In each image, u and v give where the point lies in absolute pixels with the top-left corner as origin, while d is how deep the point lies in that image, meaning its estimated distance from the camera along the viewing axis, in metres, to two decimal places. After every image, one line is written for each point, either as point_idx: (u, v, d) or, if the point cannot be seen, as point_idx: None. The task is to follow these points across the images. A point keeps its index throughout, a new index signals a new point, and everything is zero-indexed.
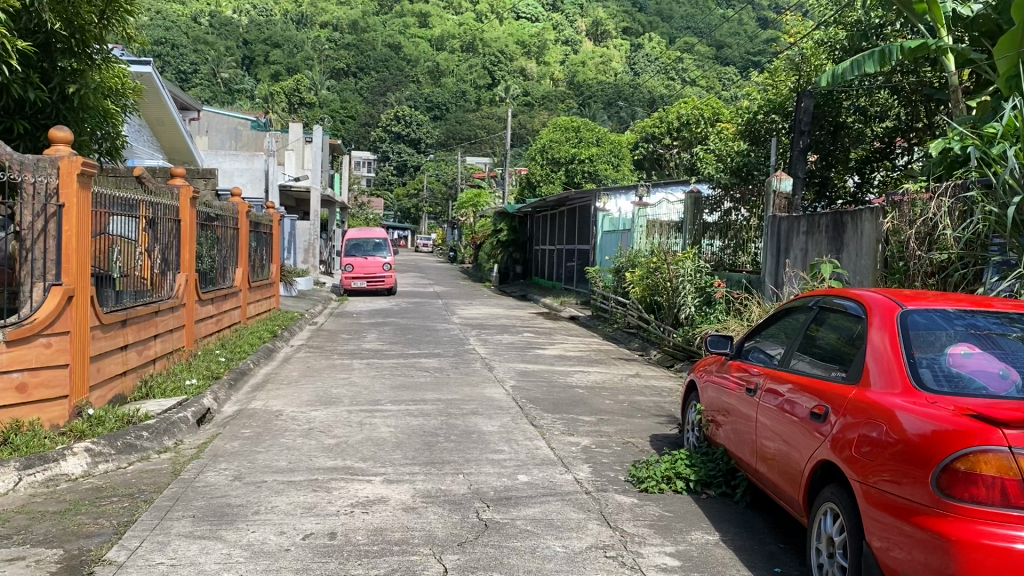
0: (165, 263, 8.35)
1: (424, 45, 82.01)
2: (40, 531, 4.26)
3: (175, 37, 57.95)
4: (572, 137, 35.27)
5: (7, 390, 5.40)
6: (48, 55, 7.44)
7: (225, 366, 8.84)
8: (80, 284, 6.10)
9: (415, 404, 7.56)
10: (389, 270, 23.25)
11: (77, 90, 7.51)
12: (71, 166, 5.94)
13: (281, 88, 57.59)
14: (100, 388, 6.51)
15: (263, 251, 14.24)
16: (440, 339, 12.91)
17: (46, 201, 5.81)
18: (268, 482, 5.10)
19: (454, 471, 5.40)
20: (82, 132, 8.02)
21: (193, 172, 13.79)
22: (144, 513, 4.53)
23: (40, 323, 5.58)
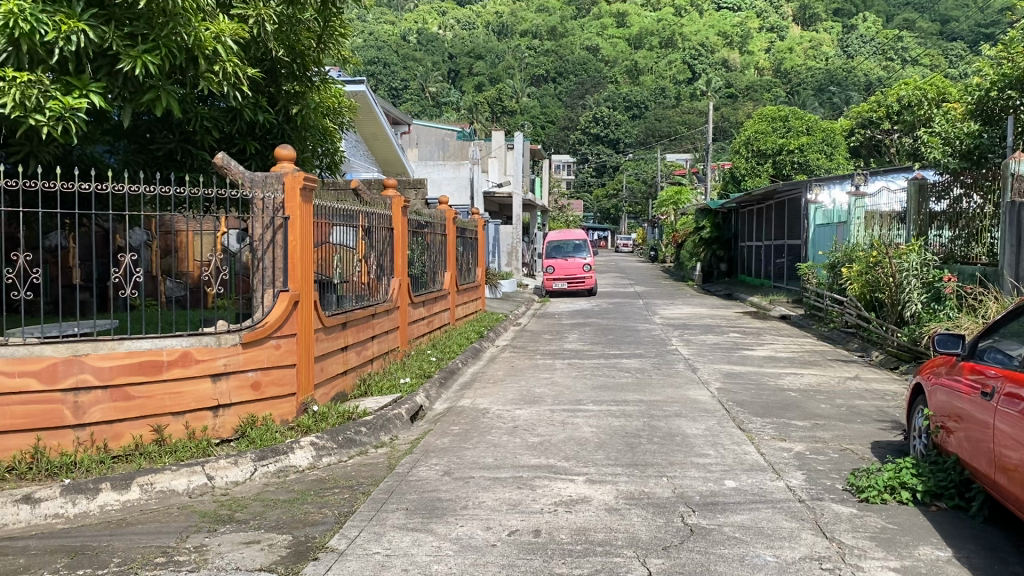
0: (380, 268, 8.84)
1: (622, 44, 81.97)
2: (273, 517, 4.63)
3: (387, 57, 61.52)
4: (780, 127, 33.91)
5: (244, 387, 5.97)
6: (274, 80, 8.10)
7: (435, 366, 9.26)
8: (305, 290, 6.58)
9: (618, 405, 7.52)
10: (589, 271, 23.37)
11: (299, 110, 8.16)
12: (295, 181, 6.44)
13: (483, 98, 59.80)
14: (324, 387, 6.99)
15: (469, 255, 14.77)
16: (642, 339, 12.78)
17: (273, 215, 6.35)
18: (476, 478, 5.26)
19: (658, 474, 5.31)
20: (304, 149, 8.69)
21: (403, 183, 14.53)
22: (362, 504, 4.81)
23: (271, 325, 6.11)
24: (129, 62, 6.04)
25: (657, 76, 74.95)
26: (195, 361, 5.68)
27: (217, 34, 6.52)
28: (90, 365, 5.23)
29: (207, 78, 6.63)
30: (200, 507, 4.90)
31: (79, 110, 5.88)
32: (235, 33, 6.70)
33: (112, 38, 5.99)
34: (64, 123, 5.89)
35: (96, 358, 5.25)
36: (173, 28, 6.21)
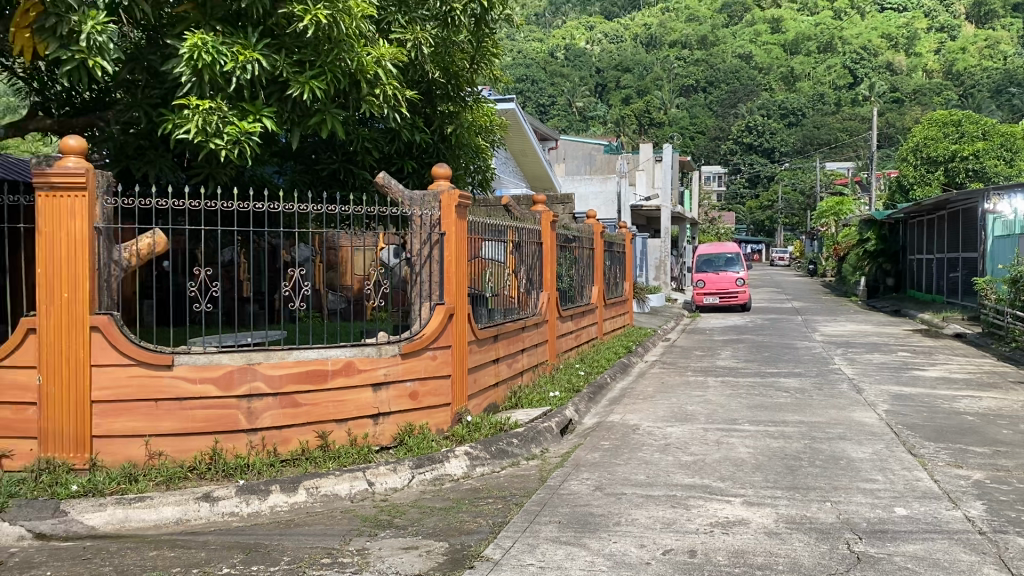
0: (530, 282, 8.94)
1: (777, 51, 79.53)
2: (430, 524, 4.77)
3: (535, 74, 62.41)
4: (952, 132, 31.83)
5: (402, 396, 6.19)
6: (431, 101, 8.40)
7: (585, 381, 9.25)
8: (460, 303, 6.75)
9: (776, 426, 7.27)
10: (742, 286, 22.66)
11: (453, 130, 8.42)
12: (451, 198, 6.60)
13: (631, 110, 60.05)
14: (476, 398, 7.14)
15: (617, 270, 14.72)
16: (800, 357, 12.28)
17: (430, 231, 6.56)
18: (628, 494, 5.21)
19: (821, 498, 5.09)
20: (458, 166, 8.94)
21: (552, 198, 14.67)
22: (516, 515, 4.87)
23: (428, 337, 6.31)
24: (298, 87, 6.42)
25: (814, 82, 72.33)
26: (357, 371, 5.94)
27: (377, 59, 6.83)
28: (262, 373, 5.60)
29: (369, 101, 6.95)
30: (362, 511, 5.10)
31: (253, 134, 6.30)
32: (394, 58, 6.99)
33: (282, 67, 6.39)
34: (240, 147, 6.31)
35: (268, 366, 5.61)
36: (338, 54, 6.55)
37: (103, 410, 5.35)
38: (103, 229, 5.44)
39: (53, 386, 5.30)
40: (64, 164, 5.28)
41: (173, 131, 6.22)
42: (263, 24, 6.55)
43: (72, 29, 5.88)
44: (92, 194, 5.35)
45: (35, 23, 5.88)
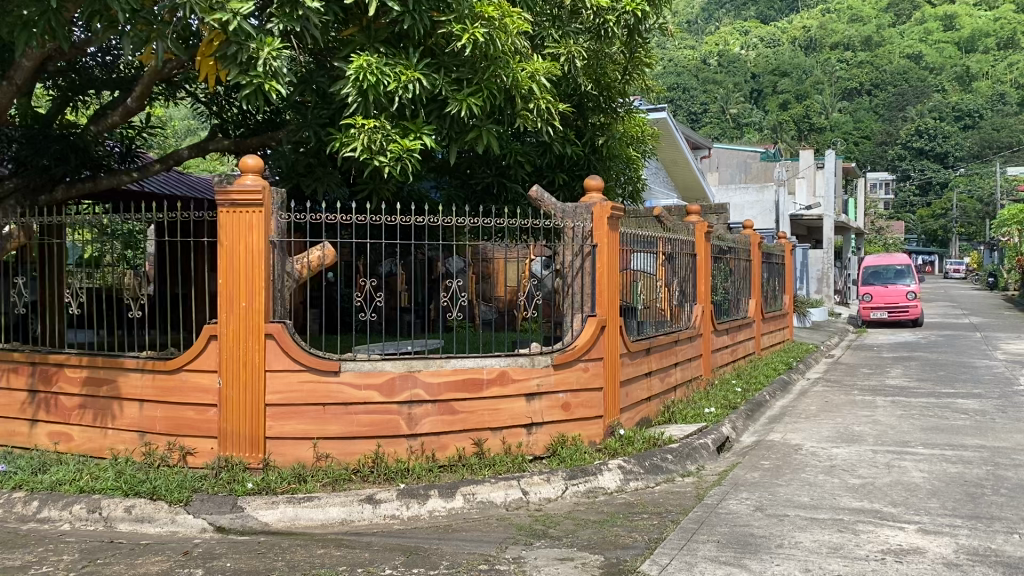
0: (683, 295, 8.77)
1: (950, 49, 74.73)
2: (585, 537, 4.77)
3: (688, 82, 61.56)
4: None
5: (555, 407, 6.23)
6: (582, 114, 8.45)
7: (742, 397, 8.97)
8: (612, 315, 6.71)
9: (953, 450, 6.80)
10: (914, 300, 21.40)
11: (604, 141, 8.43)
12: (603, 210, 6.57)
13: (789, 116, 58.14)
14: (629, 412, 7.08)
15: (775, 282, 14.23)
16: (981, 377, 11.42)
17: (582, 243, 6.58)
18: (791, 516, 5.02)
19: (1007, 530, 4.72)
20: (609, 178, 8.93)
21: (707, 209, 14.38)
22: (672, 532, 4.79)
23: (580, 349, 6.32)
24: (456, 105, 6.60)
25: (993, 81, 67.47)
26: (512, 381, 6.03)
27: (531, 74, 6.92)
28: (421, 381, 5.78)
29: (523, 116, 7.05)
30: (517, 520, 5.17)
31: (414, 151, 6.53)
32: (548, 72, 7.06)
33: (441, 85, 6.60)
34: (402, 163, 6.55)
35: (427, 374, 5.79)
36: (494, 71, 6.68)
37: (276, 413, 5.69)
38: (278, 243, 5.79)
39: (232, 389, 5.68)
40: (243, 182, 5.66)
41: (340, 150, 6.53)
42: (423, 44, 6.79)
43: (251, 56, 6.30)
44: (268, 210, 5.70)
45: (219, 52, 6.34)
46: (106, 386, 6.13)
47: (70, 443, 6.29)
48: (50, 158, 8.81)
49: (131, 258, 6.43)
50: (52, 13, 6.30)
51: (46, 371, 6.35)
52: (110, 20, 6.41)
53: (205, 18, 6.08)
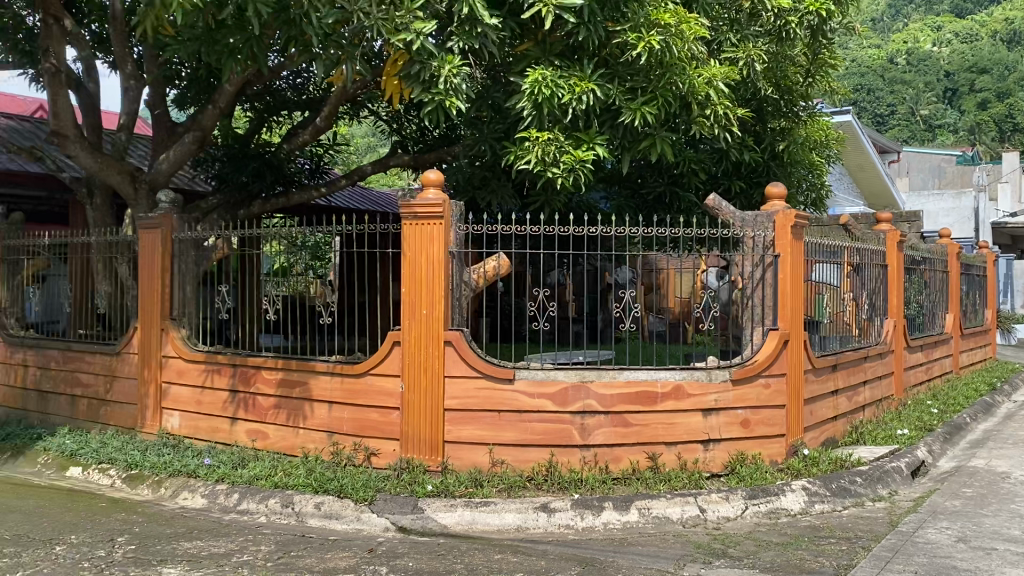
0: (872, 309, 8.27)
1: None
2: (768, 558, 4.59)
3: (872, 82, 58.39)
4: None
5: (733, 424, 6.03)
6: (762, 118, 8.19)
7: (938, 419, 8.36)
8: (796, 329, 6.41)
9: None
10: None
11: (785, 146, 8.15)
12: (787, 218, 6.27)
13: (986, 115, 53.87)
14: (813, 431, 6.76)
15: (975, 295, 13.17)
16: None
17: (763, 253, 6.33)
18: (1000, 551, 4.61)
19: None
20: (791, 185, 8.61)
21: (897, 217, 13.54)
22: (863, 559, 4.53)
23: (761, 363, 6.09)
24: (630, 114, 6.53)
25: None
26: (688, 395, 5.89)
27: (708, 80, 6.74)
28: (595, 392, 5.76)
29: (699, 123, 6.88)
30: (694, 537, 5.06)
31: (588, 161, 6.51)
32: (726, 77, 6.85)
33: (615, 95, 6.55)
34: (575, 174, 6.55)
35: (600, 385, 5.76)
36: (670, 79, 6.56)
37: (453, 418, 5.85)
38: (456, 253, 5.95)
39: (413, 394, 5.90)
40: (425, 196, 5.88)
41: (515, 162, 6.62)
42: (598, 55, 6.81)
43: (432, 74, 6.53)
44: (447, 222, 5.88)
45: (403, 71, 6.64)
46: (298, 388, 6.52)
47: (266, 441, 6.73)
48: (248, 175, 9.40)
49: (317, 268, 6.79)
50: (254, 41, 6.81)
51: (245, 372, 6.82)
52: (305, 44, 6.83)
53: (391, 39, 6.39)
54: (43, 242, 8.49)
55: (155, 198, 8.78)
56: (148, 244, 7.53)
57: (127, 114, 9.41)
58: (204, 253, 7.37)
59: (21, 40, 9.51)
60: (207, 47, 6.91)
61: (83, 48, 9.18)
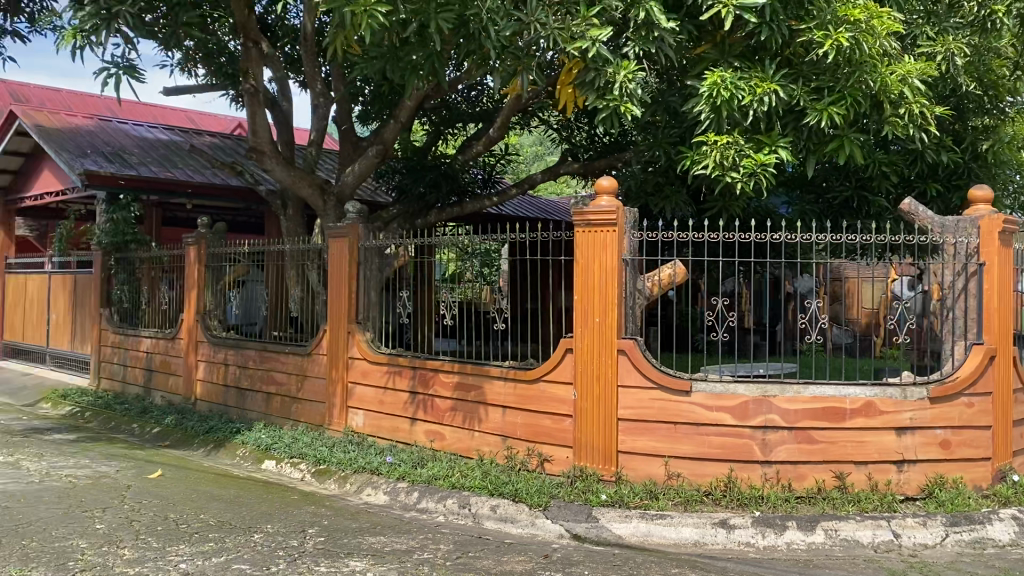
0: None
1: None
2: None
3: None
4: None
5: (930, 445, 5.61)
6: (961, 116, 7.64)
7: None
8: (1004, 345, 5.86)
9: None
10: None
11: (989, 145, 7.57)
12: (993, 223, 5.79)
13: None
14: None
15: None
16: None
17: (966, 260, 5.87)
18: None
19: None
20: (996, 187, 7.98)
21: None
22: None
23: (964, 379, 5.64)
24: (816, 115, 6.21)
25: None
26: (880, 412, 5.54)
27: (903, 76, 6.30)
28: (778, 407, 5.53)
29: (893, 122, 6.43)
30: (888, 564, 4.82)
31: (769, 165, 6.23)
32: (923, 73, 6.41)
33: (799, 95, 6.28)
34: (756, 178, 6.28)
35: (784, 400, 5.53)
36: (859, 77, 6.19)
37: (628, 428, 5.78)
38: (630, 261, 5.88)
39: (586, 402, 5.89)
40: (598, 203, 5.85)
41: (691, 168, 6.45)
42: (780, 55, 6.59)
43: (608, 81, 6.47)
44: (621, 229, 5.82)
45: (578, 79, 6.63)
46: (473, 392, 6.67)
47: (443, 441, 6.92)
48: (425, 186, 9.70)
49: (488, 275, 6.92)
50: (435, 56, 7.00)
51: (425, 375, 7.06)
52: (484, 56, 6.97)
53: (566, 46, 6.40)
54: (242, 250, 9.16)
55: (341, 209, 9.26)
56: (337, 251, 7.96)
57: (317, 130, 9.88)
58: (387, 261, 7.70)
59: (224, 63, 10.28)
60: (391, 65, 7.17)
61: (278, 69, 9.80)
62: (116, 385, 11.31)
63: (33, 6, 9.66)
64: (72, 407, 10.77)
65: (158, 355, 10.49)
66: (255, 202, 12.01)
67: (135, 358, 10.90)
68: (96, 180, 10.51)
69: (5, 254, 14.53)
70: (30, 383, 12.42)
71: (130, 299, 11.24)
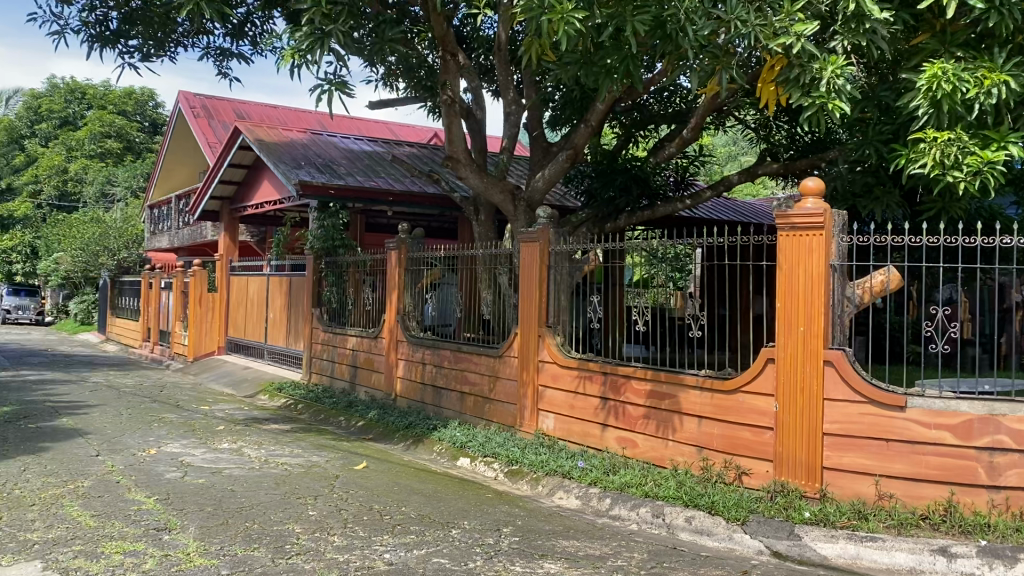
0: None
1: None
2: None
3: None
4: None
5: None
6: None
7: None
8: None
9: None
10: None
11: None
12: None
13: None
14: None
15: None
16: None
17: None
18: None
19: None
20: None
21: None
22: None
23: None
24: None
25: None
26: None
27: None
28: (1007, 427, 5.03)
29: None
30: None
31: (998, 163, 5.68)
32: None
33: None
34: (982, 178, 5.74)
35: (1014, 420, 5.02)
36: None
37: (834, 443, 5.47)
38: (838, 266, 5.58)
39: (788, 415, 5.64)
40: (803, 206, 5.60)
41: (907, 167, 6.02)
42: (1012, 41, 6.03)
43: (814, 77, 6.19)
44: (829, 233, 5.54)
45: (781, 77, 6.38)
46: (667, 400, 6.57)
47: (635, 449, 6.85)
48: (615, 190, 9.62)
49: (678, 280, 6.74)
50: (630, 59, 6.86)
51: (616, 381, 7.03)
52: (681, 57, 6.85)
53: (768, 43, 6.17)
54: (439, 255, 9.52)
55: (532, 214, 9.39)
56: (528, 256, 8.08)
57: (509, 137, 10.04)
58: (577, 265, 7.67)
59: (423, 76, 10.74)
60: (585, 70, 7.17)
61: (473, 79, 10.09)
62: (324, 379, 12.08)
63: (255, 30, 10.49)
64: (287, 399, 11.62)
65: (362, 352, 11.11)
66: (451, 208, 12.45)
67: (342, 355, 11.60)
68: (308, 189, 11.29)
69: (230, 257, 15.93)
70: (250, 376, 13.52)
71: (337, 300, 11.97)
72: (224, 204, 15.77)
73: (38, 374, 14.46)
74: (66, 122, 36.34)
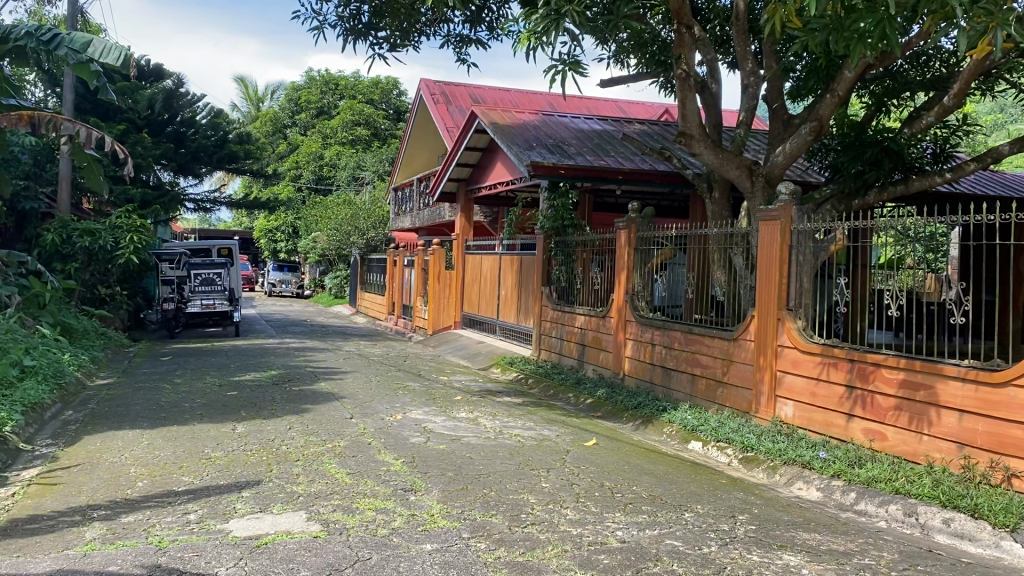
0: None
1: None
2: None
3: None
4: None
5: None
6: None
7: None
8: None
9: None
10: None
11: None
12: None
13: None
14: None
15: None
16: None
17: None
18: None
19: None
20: None
21: None
22: None
23: None
24: None
25: None
26: None
27: None
28: None
29: None
30: None
31: None
32: None
33: None
34: None
35: None
36: None
37: None
38: None
39: None
40: None
41: None
42: None
43: None
44: None
45: None
46: (922, 391, 6.06)
47: (885, 442, 6.39)
48: (864, 164, 8.90)
49: (933, 261, 6.20)
50: (886, 21, 6.17)
51: (864, 369, 6.59)
52: (949, 15, 6.23)
53: None
54: (670, 234, 9.36)
55: (770, 191, 8.98)
56: (767, 234, 7.74)
57: (747, 111, 9.65)
58: (821, 245, 7.25)
59: (655, 51, 10.57)
60: (836, 35, 6.73)
61: (708, 51, 9.78)
62: (553, 356, 12.33)
63: (491, 15, 10.81)
64: (518, 373, 12.01)
65: (590, 331, 11.22)
66: (682, 185, 12.22)
67: (570, 333, 11.79)
68: (540, 169, 11.51)
69: (465, 237, 16.65)
70: (484, 350, 14.10)
71: (566, 279, 12.16)
72: (461, 185, 16.49)
73: (299, 342, 15.94)
74: (322, 111, 39.53)
